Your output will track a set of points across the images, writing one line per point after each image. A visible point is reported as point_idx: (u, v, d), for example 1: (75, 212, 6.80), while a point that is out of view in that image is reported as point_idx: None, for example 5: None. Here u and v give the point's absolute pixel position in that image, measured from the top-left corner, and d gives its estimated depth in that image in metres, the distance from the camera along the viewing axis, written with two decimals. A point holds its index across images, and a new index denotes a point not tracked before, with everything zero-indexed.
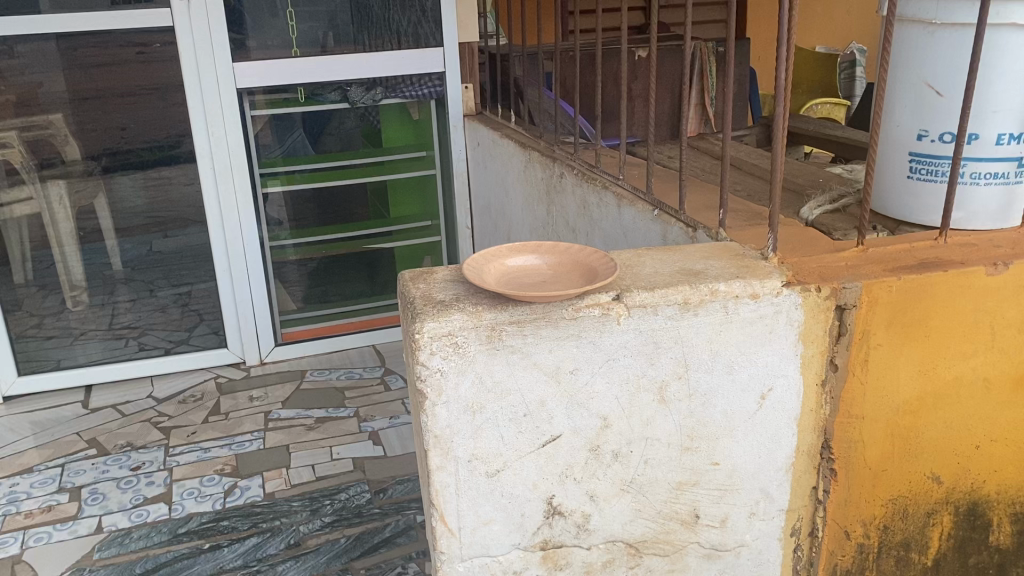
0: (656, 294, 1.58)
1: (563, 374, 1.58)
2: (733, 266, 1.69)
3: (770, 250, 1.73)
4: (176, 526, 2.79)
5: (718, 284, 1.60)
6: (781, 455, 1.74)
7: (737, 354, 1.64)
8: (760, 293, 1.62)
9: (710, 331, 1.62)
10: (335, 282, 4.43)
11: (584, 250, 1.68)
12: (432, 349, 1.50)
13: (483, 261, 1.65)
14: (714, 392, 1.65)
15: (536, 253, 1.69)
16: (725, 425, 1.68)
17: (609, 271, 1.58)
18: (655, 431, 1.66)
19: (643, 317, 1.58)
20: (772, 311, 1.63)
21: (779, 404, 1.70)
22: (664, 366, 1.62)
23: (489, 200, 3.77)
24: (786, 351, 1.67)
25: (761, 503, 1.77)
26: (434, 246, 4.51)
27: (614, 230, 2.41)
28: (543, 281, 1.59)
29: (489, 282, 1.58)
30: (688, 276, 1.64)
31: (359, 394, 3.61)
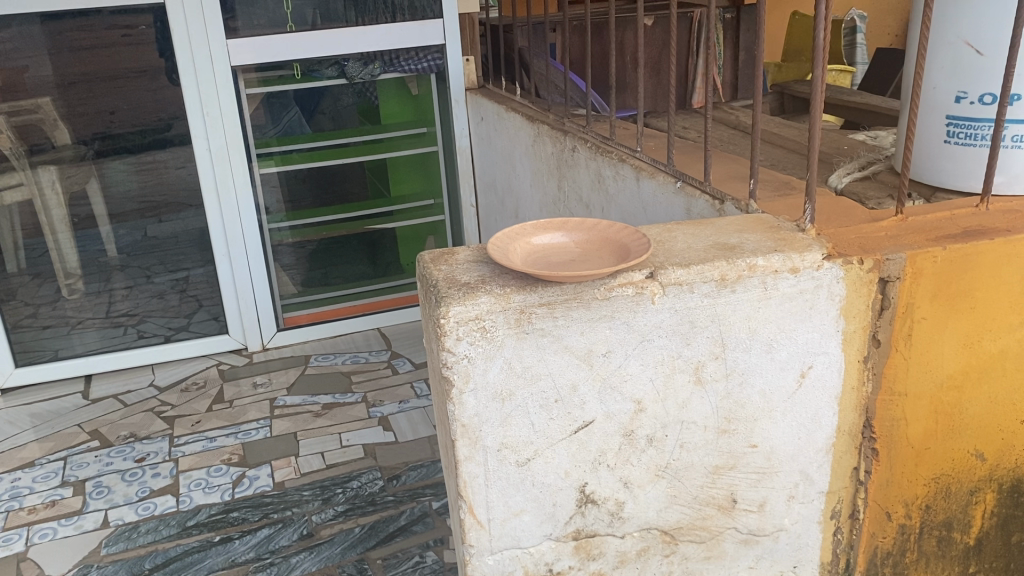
0: (691, 269, 1.49)
1: (594, 357, 1.50)
2: (769, 240, 1.60)
3: (806, 222, 1.64)
4: (184, 518, 2.71)
5: (756, 258, 1.52)
6: (822, 436, 1.66)
7: (776, 331, 1.56)
8: (800, 267, 1.54)
9: (749, 308, 1.54)
10: (336, 265, 4.35)
11: (614, 227, 1.59)
12: (459, 334, 1.43)
13: (507, 241, 1.56)
14: (751, 371, 1.57)
15: (563, 230, 1.61)
16: (763, 405, 1.60)
17: (641, 250, 1.49)
18: (691, 413, 1.58)
19: (678, 295, 1.50)
20: (812, 286, 1.55)
21: (819, 383, 1.62)
22: (701, 346, 1.54)
23: (494, 177, 3.67)
24: (826, 328, 1.59)
25: (801, 487, 1.69)
26: (437, 226, 4.40)
27: (631, 205, 2.33)
28: (572, 262, 1.50)
29: (515, 262, 1.49)
30: (722, 251, 1.56)
31: (366, 378, 3.53)
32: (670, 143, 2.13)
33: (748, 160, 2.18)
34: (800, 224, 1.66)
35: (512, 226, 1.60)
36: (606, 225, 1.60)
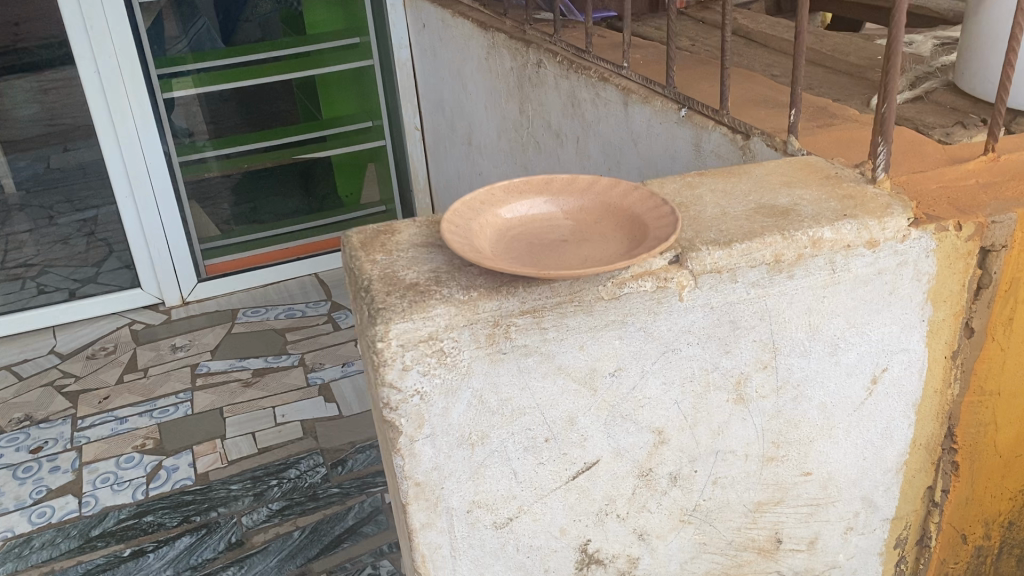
0: (741, 246, 1.06)
1: (599, 377, 1.07)
2: (834, 198, 1.16)
3: (879, 171, 1.19)
4: (88, 527, 2.26)
5: (820, 226, 1.09)
6: (892, 454, 1.26)
7: (845, 326, 1.14)
8: (877, 240, 1.11)
9: (810, 299, 1.11)
10: (267, 198, 3.81)
11: (618, 189, 1.13)
12: (406, 362, 0.98)
13: (471, 213, 1.09)
14: (809, 381, 1.16)
15: (546, 195, 1.15)
16: (821, 423, 1.19)
17: (663, 225, 1.03)
18: (728, 441, 1.16)
19: (716, 286, 1.06)
20: (893, 265, 1.12)
21: (894, 388, 1.21)
22: (745, 354, 1.11)
23: (440, 95, 3.15)
24: (908, 318, 1.16)
25: (861, 516, 1.30)
26: (377, 152, 3.84)
27: (615, 134, 1.87)
28: (563, 251, 1.04)
29: (481, 250, 1.03)
30: (773, 217, 1.12)
31: (302, 337, 3.06)
32: (670, 59, 1.64)
33: (766, 79, 1.73)
34: (868, 171, 1.22)
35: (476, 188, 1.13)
36: (607, 185, 1.14)
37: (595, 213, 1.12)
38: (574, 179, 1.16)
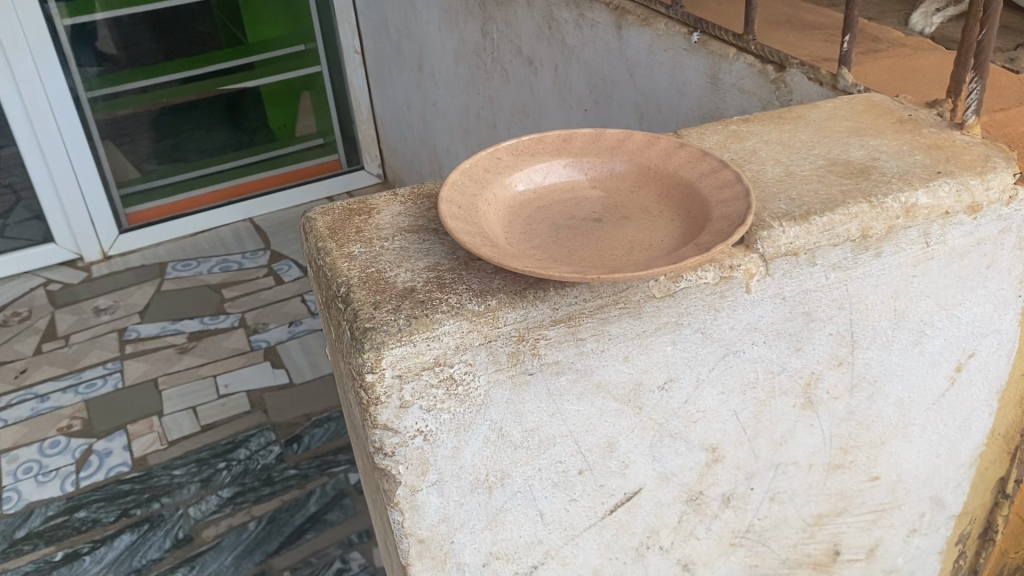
0: (822, 219, 0.83)
1: (645, 393, 0.84)
2: (918, 150, 0.94)
3: (969, 115, 0.97)
4: (11, 527, 1.98)
5: (913, 189, 0.87)
6: (969, 448, 1.07)
7: (934, 309, 0.93)
8: (979, 204, 0.89)
9: (897, 280, 0.89)
10: (189, 133, 3.30)
11: (656, 148, 0.89)
12: (404, 397, 0.74)
13: (474, 188, 0.84)
14: (889, 376, 0.95)
15: (566, 158, 0.90)
16: (896, 422, 0.99)
17: (731, 202, 0.79)
18: (792, 452, 0.96)
19: (789, 273, 0.84)
20: (995, 232, 0.91)
21: (979, 375, 1.01)
22: (818, 350, 0.90)
23: (383, 15, 2.82)
24: (1003, 295, 0.96)
25: (927, 516, 1.11)
26: (313, 79, 3.41)
27: (603, 62, 1.65)
28: (602, 240, 0.80)
29: (496, 238, 0.78)
30: (851, 178, 0.89)
31: (242, 293, 2.77)
32: None
33: None
34: (950, 113, 1.00)
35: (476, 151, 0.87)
36: (643, 141, 0.90)
37: (629, 181, 0.88)
38: (598, 134, 0.92)
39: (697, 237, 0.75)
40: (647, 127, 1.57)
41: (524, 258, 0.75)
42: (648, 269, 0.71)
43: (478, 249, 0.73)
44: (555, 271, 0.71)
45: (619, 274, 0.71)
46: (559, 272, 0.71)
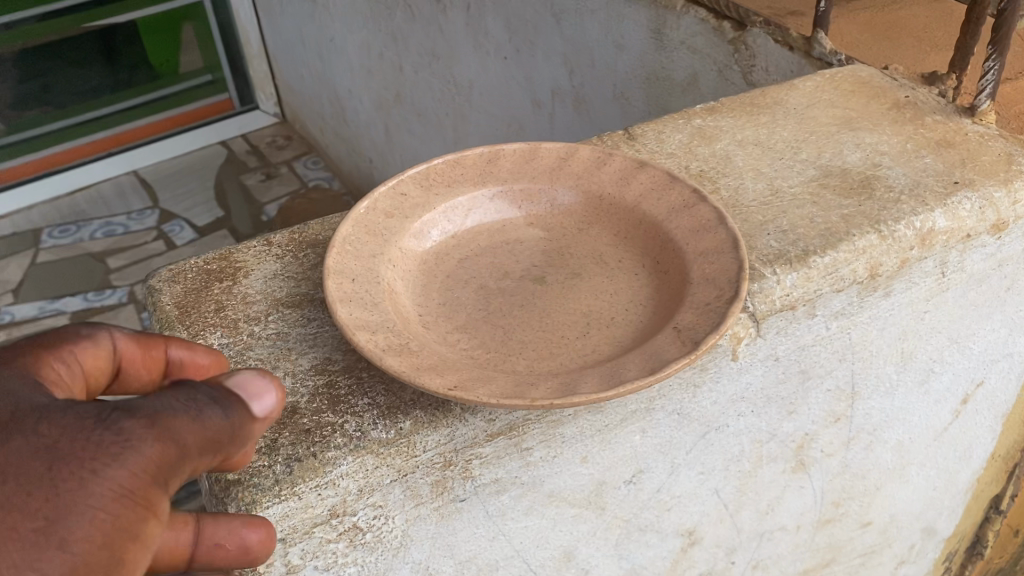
0: (824, 259, 0.65)
1: (609, 491, 0.67)
2: (925, 148, 0.76)
3: (981, 101, 0.79)
4: None
5: (929, 208, 0.68)
6: (966, 476, 0.93)
7: (946, 344, 0.77)
8: (1007, 222, 0.71)
9: (906, 320, 0.73)
10: (59, 75, 2.83)
11: (607, 170, 0.70)
12: (290, 558, 0.54)
13: (375, 244, 0.64)
14: (890, 422, 0.80)
15: (494, 185, 0.70)
16: (893, 466, 0.85)
17: (715, 258, 0.60)
18: (778, 518, 0.80)
19: (783, 331, 0.67)
20: (1019, 250, 0.74)
21: (986, 403, 0.86)
22: (814, 409, 0.74)
23: None
24: (1019, 317, 0.80)
25: (917, 545, 0.98)
26: (195, 9, 2.98)
27: (524, 4, 1.44)
28: (548, 313, 0.62)
29: (405, 325, 0.58)
30: (852, 195, 0.71)
31: (131, 262, 2.48)
32: None
33: None
34: (953, 91, 0.83)
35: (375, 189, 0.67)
36: (590, 161, 0.71)
37: (575, 218, 0.70)
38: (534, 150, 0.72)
39: (676, 316, 0.57)
40: (578, 84, 1.37)
41: (445, 361, 0.55)
42: (614, 381, 0.52)
43: (385, 360, 0.52)
44: (485, 389, 0.52)
45: (576, 393, 0.51)
46: (491, 392, 0.51)
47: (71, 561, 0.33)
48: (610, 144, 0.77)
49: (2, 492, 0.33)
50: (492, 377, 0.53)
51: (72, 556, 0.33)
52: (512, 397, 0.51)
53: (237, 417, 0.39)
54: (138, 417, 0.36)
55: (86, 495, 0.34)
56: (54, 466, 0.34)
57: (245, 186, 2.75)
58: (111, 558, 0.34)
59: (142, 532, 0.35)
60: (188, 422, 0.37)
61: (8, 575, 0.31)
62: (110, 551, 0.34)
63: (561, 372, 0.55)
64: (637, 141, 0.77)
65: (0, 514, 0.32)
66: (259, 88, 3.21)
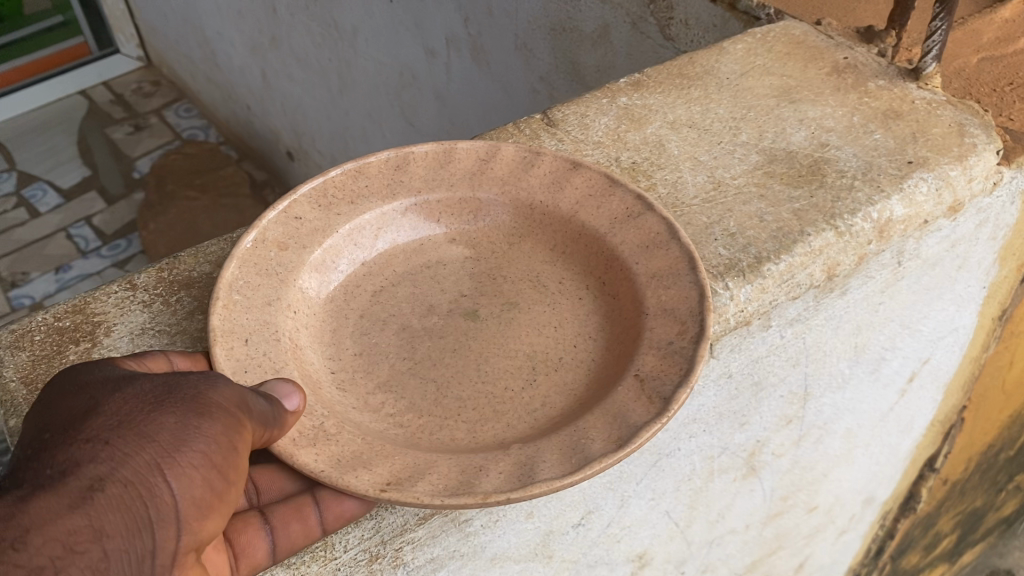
0: (779, 265, 0.58)
1: (556, 539, 0.60)
2: (873, 121, 0.70)
3: (927, 64, 0.73)
4: None
5: (885, 194, 0.62)
6: (907, 444, 0.91)
7: (898, 330, 0.73)
8: (961, 201, 0.66)
9: (861, 315, 0.67)
10: None
11: (534, 172, 0.64)
12: None
13: (270, 287, 0.57)
14: (839, 414, 0.75)
15: (405, 197, 0.64)
16: (840, 453, 0.81)
17: (672, 283, 0.55)
18: (727, 523, 0.76)
19: (738, 345, 0.60)
20: (971, 230, 0.69)
21: (930, 378, 0.83)
22: (767, 416, 0.68)
23: None
24: (967, 292, 0.76)
25: (857, 514, 0.96)
26: None
27: None
28: (485, 359, 0.56)
29: (316, 395, 0.52)
30: (802, 184, 0.64)
31: None
32: None
33: None
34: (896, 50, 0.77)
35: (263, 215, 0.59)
36: (515, 161, 0.65)
37: (504, 231, 0.64)
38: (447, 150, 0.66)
39: (636, 361, 0.52)
40: (475, 32, 1.29)
41: (368, 443, 0.49)
42: (579, 460, 0.46)
43: (296, 457, 0.46)
44: (425, 483, 0.46)
45: (536, 481, 0.45)
46: (432, 488, 0.45)
47: (206, 446, 0.41)
48: (529, 133, 0.70)
49: (138, 406, 0.42)
50: (432, 464, 0.47)
51: (207, 446, 0.41)
52: (459, 495, 0.44)
53: (277, 409, 0.45)
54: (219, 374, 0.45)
55: (206, 403, 0.43)
56: (172, 390, 0.43)
57: (112, 140, 2.49)
58: (230, 447, 0.42)
59: (248, 440, 0.44)
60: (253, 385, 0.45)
61: (163, 440, 0.40)
62: (227, 445, 0.42)
63: (510, 443, 0.50)
64: (559, 128, 0.70)
65: (149, 418, 0.41)
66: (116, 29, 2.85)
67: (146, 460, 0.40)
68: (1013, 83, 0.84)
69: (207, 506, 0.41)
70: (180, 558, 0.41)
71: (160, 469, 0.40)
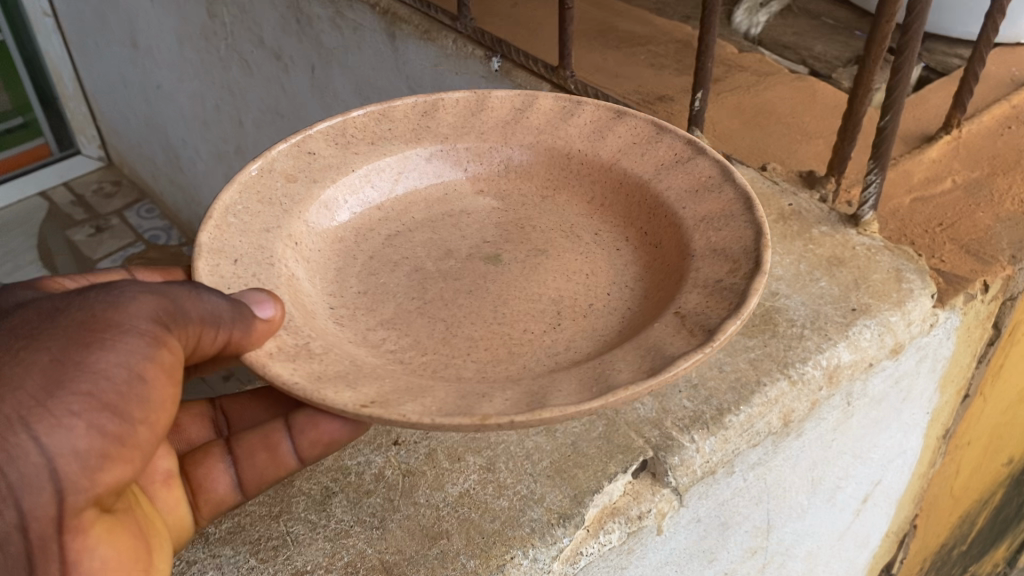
0: (739, 417, 0.80)
1: None
2: (818, 268, 0.94)
3: (865, 212, 0.97)
4: None
5: (832, 342, 0.86)
6: (864, 555, 1.25)
7: (847, 465, 1.02)
8: (903, 343, 0.91)
9: (817, 453, 0.95)
10: None
11: (577, 120, 0.81)
12: None
13: (270, 214, 0.73)
14: (800, 540, 1.04)
15: (429, 143, 0.81)
16: (803, 552, 1.08)
17: (726, 224, 0.67)
18: None
19: (708, 488, 0.84)
20: (912, 365, 0.98)
21: (880, 497, 1.15)
22: (738, 546, 0.95)
23: None
24: (912, 418, 1.07)
25: (803, 559, 1.08)
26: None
27: (372, 71, 1.56)
28: (519, 300, 0.70)
29: (306, 321, 0.66)
30: (757, 334, 0.87)
31: None
32: None
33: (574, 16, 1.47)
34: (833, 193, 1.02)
35: (274, 147, 0.76)
36: (551, 112, 0.82)
37: (543, 176, 0.80)
38: (480, 100, 0.83)
39: (682, 301, 0.63)
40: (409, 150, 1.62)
41: (356, 365, 0.63)
42: (601, 388, 0.57)
43: (271, 371, 0.59)
44: (412, 406, 0.57)
45: (547, 409, 0.55)
46: (417, 412, 0.56)
47: (91, 388, 0.58)
48: None
49: (39, 349, 0.58)
50: (425, 393, 0.59)
51: (94, 383, 0.59)
52: (459, 417, 0.55)
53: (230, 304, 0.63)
54: (132, 304, 0.61)
55: (100, 345, 0.59)
56: (74, 327, 0.59)
57: (73, 242, 2.48)
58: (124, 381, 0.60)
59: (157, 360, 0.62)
60: (187, 301, 0.62)
61: (54, 373, 0.57)
62: (124, 374, 0.60)
63: (523, 380, 0.61)
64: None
65: (45, 359, 0.57)
66: (78, 130, 2.87)
67: (32, 395, 0.56)
68: (942, 224, 1.01)
69: (102, 451, 0.59)
70: (70, 512, 0.59)
71: (29, 420, 0.56)
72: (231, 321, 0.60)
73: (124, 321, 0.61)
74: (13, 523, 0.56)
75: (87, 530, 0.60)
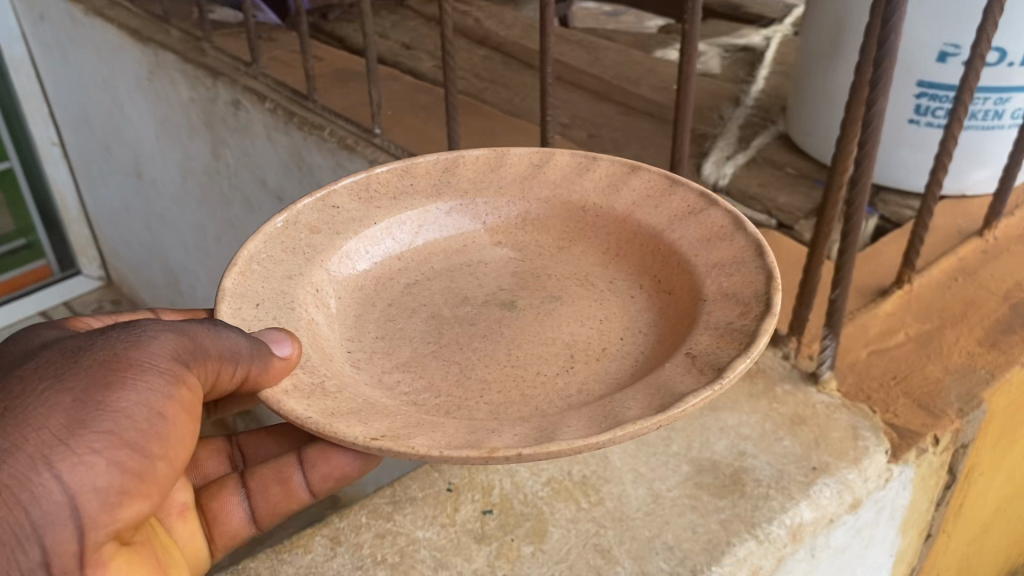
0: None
1: None
2: (782, 428, 1.01)
3: (823, 370, 1.06)
4: None
5: (796, 501, 0.92)
6: None
7: None
8: (860, 497, 0.97)
9: None
10: None
11: (591, 176, 0.88)
12: None
13: (293, 263, 0.80)
14: None
15: (450, 198, 0.89)
16: None
17: (737, 270, 0.73)
18: None
19: None
20: (873, 519, 1.03)
21: None
22: None
23: (84, 112, 2.49)
24: (876, 563, 1.11)
25: None
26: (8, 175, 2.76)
27: None
28: (534, 345, 0.76)
29: (321, 360, 0.73)
30: (726, 496, 0.93)
31: None
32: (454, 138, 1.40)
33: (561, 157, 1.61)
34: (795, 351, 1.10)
35: (299, 202, 0.84)
36: (571, 166, 0.89)
37: (561, 232, 0.87)
38: (499, 157, 0.91)
39: (694, 343, 0.69)
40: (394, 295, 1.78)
41: (372, 403, 0.68)
42: (613, 424, 0.62)
43: (288, 405, 0.64)
44: (422, 440, 0.63)
45: (557, 444, 0.61)
46: (429, 445, 0.62)
47: (113, 426, 0.65)
48: None
49: (69, 391, 0.65)
50: (432, 429, 0.65)
51: (114, 422, 0.65)
52: (468, 452, 0.61)
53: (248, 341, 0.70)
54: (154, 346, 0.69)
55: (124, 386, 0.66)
56: (103, 368, 0.66)
57: None
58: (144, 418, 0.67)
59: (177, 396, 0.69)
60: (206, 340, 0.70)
61: (79, 412, 0.64)
62: (146, 410, 0.67)
63: (534, 419, 0.67)
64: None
65: (73, 400, 0.64)
66: (79, 252, 2.96)
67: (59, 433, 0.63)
68: (897, 377, 1.07)
69: (120, 492, 0.66)
70: (88, 554, 0.65)
71: (53, 461, 0.62)
72: (250, 358, 0.66)
73: (144, 360, 0.68)
74: (37, 559, 0.63)
75: (106, 562, 0.67)
